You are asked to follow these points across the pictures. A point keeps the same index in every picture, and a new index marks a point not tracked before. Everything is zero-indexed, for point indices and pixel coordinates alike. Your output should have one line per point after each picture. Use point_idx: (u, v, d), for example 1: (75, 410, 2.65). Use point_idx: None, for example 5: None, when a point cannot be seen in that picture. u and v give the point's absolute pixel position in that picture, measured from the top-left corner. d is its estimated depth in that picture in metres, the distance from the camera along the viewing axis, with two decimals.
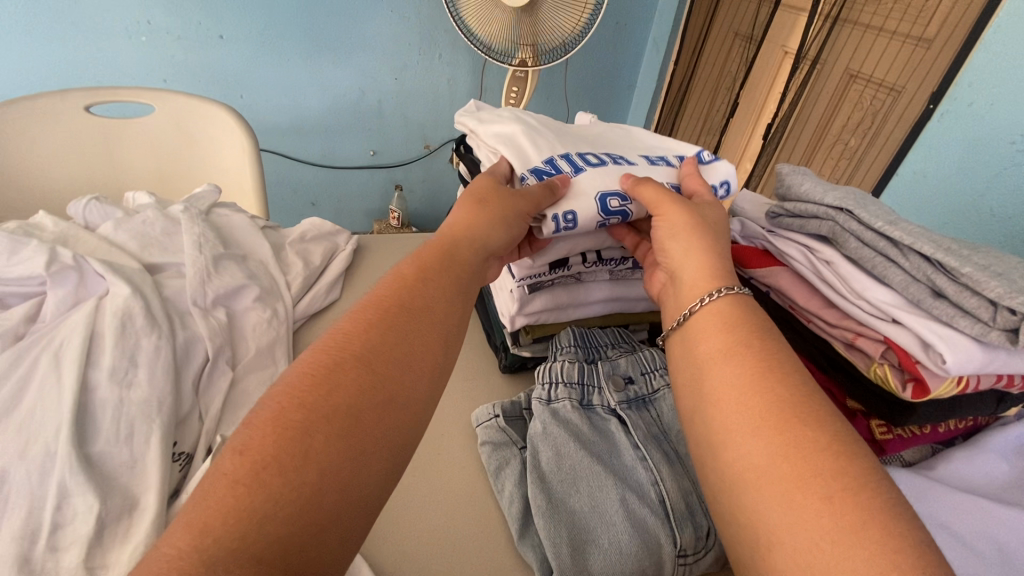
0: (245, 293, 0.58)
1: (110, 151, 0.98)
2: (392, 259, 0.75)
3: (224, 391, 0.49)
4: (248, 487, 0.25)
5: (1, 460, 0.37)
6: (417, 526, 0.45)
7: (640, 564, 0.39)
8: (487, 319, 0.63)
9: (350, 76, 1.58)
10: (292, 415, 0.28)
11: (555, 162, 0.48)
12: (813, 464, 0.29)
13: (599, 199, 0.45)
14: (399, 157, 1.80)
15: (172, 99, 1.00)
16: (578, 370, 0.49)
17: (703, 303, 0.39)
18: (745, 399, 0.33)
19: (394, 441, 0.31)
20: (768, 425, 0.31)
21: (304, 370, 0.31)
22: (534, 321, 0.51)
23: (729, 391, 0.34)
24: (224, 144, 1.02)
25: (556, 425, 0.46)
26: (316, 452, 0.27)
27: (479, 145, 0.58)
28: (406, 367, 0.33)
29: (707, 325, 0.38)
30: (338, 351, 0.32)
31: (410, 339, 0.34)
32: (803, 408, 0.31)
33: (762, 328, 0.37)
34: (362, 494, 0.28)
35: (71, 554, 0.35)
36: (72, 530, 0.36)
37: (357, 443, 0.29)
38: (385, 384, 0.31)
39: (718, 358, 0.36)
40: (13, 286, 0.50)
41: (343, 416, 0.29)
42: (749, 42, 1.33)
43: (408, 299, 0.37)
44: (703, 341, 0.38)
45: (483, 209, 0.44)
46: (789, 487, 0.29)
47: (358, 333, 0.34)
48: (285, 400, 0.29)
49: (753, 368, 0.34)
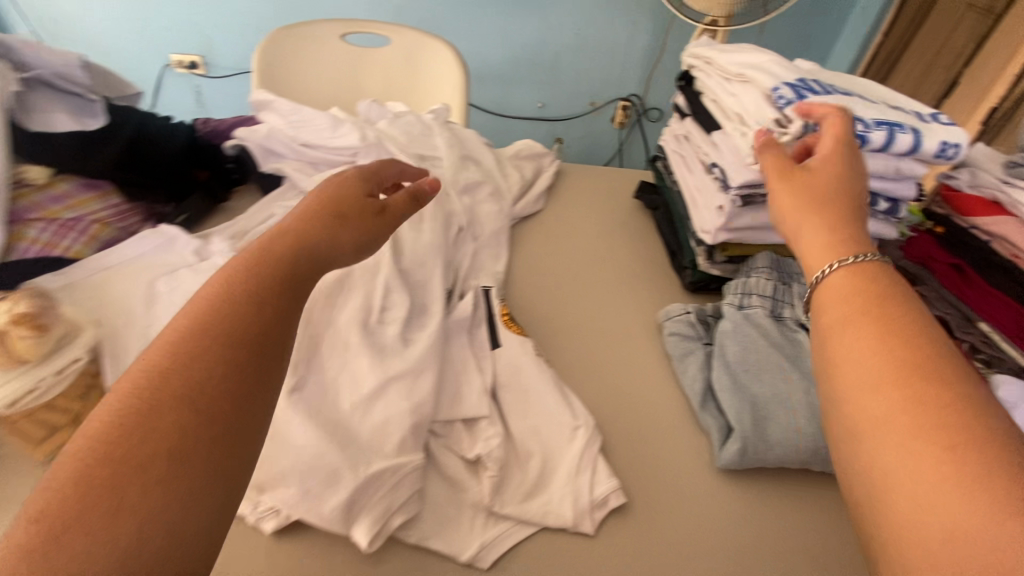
0: (482, 187, 0.71)
1: (353, 75, 1.17)
2: (588, 184, 0.84)
3: (469, 255, 0.63)
4: (49, 537, 0.22)
5: (349, 260, 0.54)
6: (612, 382, 0.55)
7: (815, 442, 0.46)
8: (673, 239, 0.70)
9: (534, 29, 1.66)
10: (112, 446, 0.25)
11: (807, 87, 0.49)
12: (934, 429, 0.26)
13: (846, 118, 0.45)
14: (564, 112, 1.87)
15: (407, 35, 1.15)
16: (773, 286, 0.55)
17: (844, 262, 0.35)
18: (866, 368, 0.30)
19: (229, 459, 0.27)
20: (892, 381, 0.28)
21: (125, 387, 0.27)
22: (733, 238, 0.57)
23: (856, 356, 0.30)
24: (440, 77, 1.16)
25: (747, 326, 0.53)
26: (138, 489, 0.24)
27: (710, 75, 0.59)
28: (244, 373, 0.30)
29: (841, 288, 0.34)
30: (165, 360, 0.29)
31: (251, 350, 0.31)
32: (925, 368, 0.28)
33: (887, 300, 0.32)
34: (191, 530, 0.25)
35: (393, 329, 0.51)
36: (394, 314, 0.51)
37: (188, 472, 0.26)
38: (219, 400, 0.28)
39: (840, 327, 0.32)
40: (334, 153, 0.69)
41: (179, 439, 0.26)
42: (988, 14, 1.18)
43: (255, 309, 0.33)
44: (825, 310, 0.34)
45: (337, 221, 0.42)
46: (902, 435, 0.26)
47: (197, 340, 0.30)
48: (99, 425, 0.26)
49: (896, 336, 0.30)
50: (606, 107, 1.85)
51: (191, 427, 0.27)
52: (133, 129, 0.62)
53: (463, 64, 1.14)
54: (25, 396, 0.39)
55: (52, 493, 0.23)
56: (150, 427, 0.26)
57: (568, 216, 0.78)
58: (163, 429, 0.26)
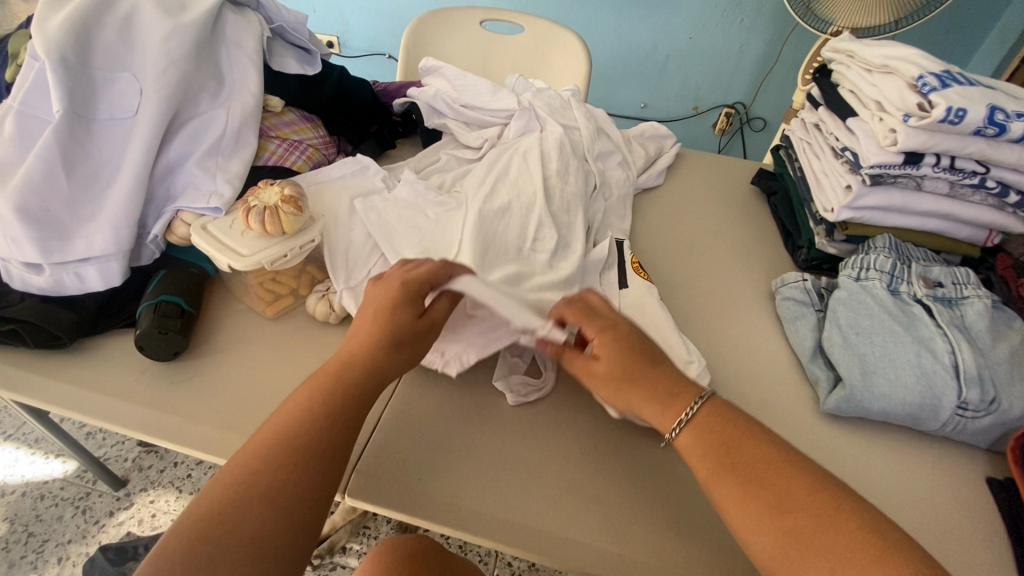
0: (613, 157, 0.79)
1: (484, 59, 1.28)
2: (705, 168, 0.90)
3: (601, 211, 0.71)
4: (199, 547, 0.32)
5: (507, 199, 0.64)
6: (724, 332, 0.61)
7: (921, 398, 0.50)
8: (790, 223, 0.75)
9: (649, 31, 1.72)
10: (232, 494, 0.34)
11: (952, 75, 0.53)
12: (819, 545, 0.33)
13: (988, 108, 0.50)
14: (666, 113, 1.92)
15: (540, 25, 1.24)
16: (891, 264, 0.59)
17: (687, 419, 0.40)
18: (772, 486, 0.35)
19: (319, 491, 0.36)
20: (761, 512, 0.35)
21: (245, 457, 0.36)
22: (857, 218, 0.61)
23: (733, 487, 0.36)
24: (564, 66, 1.25)
25: (862, 295, 0.57)
26: (258, 517, 0.33)
27: (849, 66, 0.64)
28: (335, 432, 0.38)
29: (686, 447, 0.40)
30: (274, 437, 0.37)
31: (342, 410, 0.39)
32: (793, 497, 0.35)
33: (747, 440, 0.39)
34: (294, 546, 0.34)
35: (542, 256, 0.60)
36: (543, 244, 0.60)
37: (292, 508, 0.34)
38: (315, 454, 0.37)
39: (714, 468, 0.38)
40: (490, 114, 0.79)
41: (281, 488, 0.35)
42: None
43: (344, 378, 0.40)
44: (691, 452, 0.39)
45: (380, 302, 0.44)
46: (795, 550, 0.33)
47: (301, 417, 0.38)
48: (229, 478, 0.35)
49: (775, 460, 0.37)
50: (710, 113, 1.87)
51: (299, 472, 0.36)
52: (335, 80, 0.75)
53: (587, 51, 1.22)
54: (280, 257, 0.52)
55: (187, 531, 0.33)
56: (253, 486, 0.35)
57: (685, 193, 0.84)
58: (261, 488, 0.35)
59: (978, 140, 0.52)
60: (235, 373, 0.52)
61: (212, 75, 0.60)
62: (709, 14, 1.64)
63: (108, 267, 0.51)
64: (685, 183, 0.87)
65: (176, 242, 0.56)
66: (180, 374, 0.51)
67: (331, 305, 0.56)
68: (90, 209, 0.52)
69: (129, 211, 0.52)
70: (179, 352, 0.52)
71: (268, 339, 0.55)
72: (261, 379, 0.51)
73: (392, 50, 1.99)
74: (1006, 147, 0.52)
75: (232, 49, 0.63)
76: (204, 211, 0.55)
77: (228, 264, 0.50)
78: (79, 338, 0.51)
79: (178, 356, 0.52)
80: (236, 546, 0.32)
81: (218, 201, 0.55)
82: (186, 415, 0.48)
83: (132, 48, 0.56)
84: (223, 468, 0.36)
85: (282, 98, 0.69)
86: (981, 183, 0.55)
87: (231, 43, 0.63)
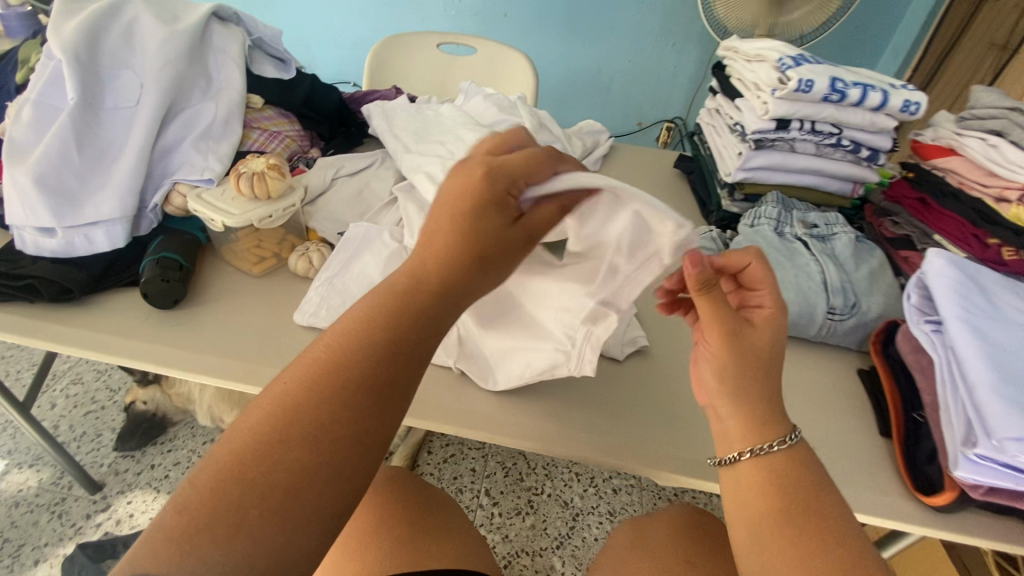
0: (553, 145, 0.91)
1: (442, 78, 1.40)
2: (636, 157, 1.04)
3: None
4: (204, 525, 0.31)
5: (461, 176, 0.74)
6: (648, 277, 0.73)
7: (800, 308, 0.62)
8: (704, 192, 0.88)
9: (593, 56, 1.91)
10: (242, 463, 0.33)
11: (805, 58, 0.68)
12: None
13: (829, 79, 0.64)
14: (614, 129, 2.10)
15: (491, 46, 1.38)
16: (777, 212, 0.71)
17: (755, 450, 0.41)
18: (817, 526, 0.37)
19: (343, 471, 0.34)
20: (806, 551, 0.36)
21: (259, 417, 0.34)
22: (749, 178, 0.74)
23: (773, 524, 0.38)
24: (514, 80, 1.38)
25: (755, 237, 0.70)
26: (268, 503, 0.32)
27: (736, 59, 0.79)
28: (355, 397, 0.35)
29: (744, 473, 0.41)
30: (290, 397, 0.35)
31: (361, 369, 0.36)
32: (832, 547, 0.36)
33: (806, 493, 0.39)
34: (314, 517, 0.33)
35: None
36: None
37: (301, 493, 0.33)
38: (335, 420, 0.34)
39: (766, 509, 0.39)
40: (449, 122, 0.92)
41: (300, 466, 0.33)
42: (1004, 50, 1.36)
43: (367, 330, 0.37)
44: (748, 487, 0.41)
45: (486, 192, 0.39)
46: None
47: (322, 374, 0.35)
48: (242, 445, 0.33)
49: (829, 514, 0.38)
50: (652, 127, 2.06)
51: (313, 436, 0.34)
52: (309, 84, 0.85)
53: (535, 68, 1.36)
54: (265, 218, 0.62)
55: (191, 503, 0.32)
56: (269, 461, 0.33)
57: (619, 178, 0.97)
58: (314, 409, 0.34)
59: (827, 106, 0.66)
60: (228, 316, 0.60)
61: (201, 73, 0.70)
62: (646, 40, 1.84)
63: (113, 229, 0.59)
64: (618, 169, 1.00)
65: (173, 212, 0.64)
66: (179, 318, 0.59)
67: (310, 261, 0.66)
68: (97, 181, 0.60)
69: (132, 182, 0.60)
70: (177, 301, 0.59)
71: (255, 292, 0.64)
72: (251, 320, 0.60)
73: (358, 77, 2.12)
74: (851, 110, 0.67)
75: (218, 52, 0.73)
76: (198, 183, 0.64)
77: (221, 221, 0.59)
78: (87, 292, 0.59)
79: (176, 305, 0.60)
80: (271, 495, 0.32)
81: (210, 175, 0.64)
82: (186, 347, 0.55)
83: (133, 50, 0.66)
84: (242, 429, 0.34)
85: (262, 97, 0.79)
86: (839, 142, 0.70)
87: (217, 48, 0.73)
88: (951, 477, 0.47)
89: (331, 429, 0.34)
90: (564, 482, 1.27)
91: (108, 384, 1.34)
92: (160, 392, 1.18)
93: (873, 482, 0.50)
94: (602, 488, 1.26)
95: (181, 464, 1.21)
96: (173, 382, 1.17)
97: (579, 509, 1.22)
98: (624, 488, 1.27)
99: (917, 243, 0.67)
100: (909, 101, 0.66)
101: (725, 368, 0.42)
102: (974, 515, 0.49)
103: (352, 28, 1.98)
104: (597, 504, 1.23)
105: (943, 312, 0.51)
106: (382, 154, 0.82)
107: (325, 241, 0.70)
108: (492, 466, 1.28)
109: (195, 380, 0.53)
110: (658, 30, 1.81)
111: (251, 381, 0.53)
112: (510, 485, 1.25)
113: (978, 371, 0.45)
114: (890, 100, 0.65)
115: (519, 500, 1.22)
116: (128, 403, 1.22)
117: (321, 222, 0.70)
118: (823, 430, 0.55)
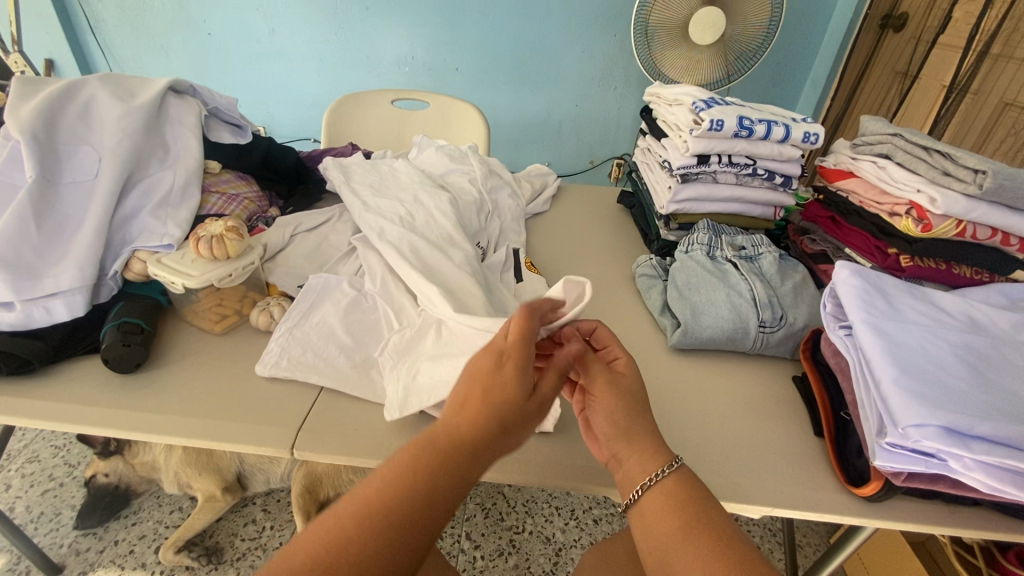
0: (503, 190, 0.97)
1: (397, 132, 1.48)
2: (583, 195, 1.11)
3: (496, 229, 0.88)
4: None
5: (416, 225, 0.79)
6: (598, 306, 0.77)
7: (734, 324, 0.67)
8: (646, 223, 0.94)
9: (542, 103, 2.02)
10: (325, 563, 0.33)
11: (715, 100, 0.76)
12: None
13: (737, 118, 0.72)
14: (568, 168, 2.20)
15: (442, 100, 1.46)
16: (708, 238, 0.78)
17: (650, 482, 0.45)
18: (708, 539, 0.41)
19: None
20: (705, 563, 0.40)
21: (351, 516, 0.35)
22: (681, 209, 0.81)
23: (677, 549, 0.42)
24: (467, 130, 1.46)
25: (690, 262, 0.76)
26: None
27: (659, 104, 0.88)
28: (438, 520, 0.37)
29: (648, 509, 0.45)
30: (381, 503, 0.36)
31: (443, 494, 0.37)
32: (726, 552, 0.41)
33: (693, 509, 0.44)
34: None
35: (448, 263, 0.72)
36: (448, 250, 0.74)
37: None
38: (416, 536, 0.36)
39: (669, 537, 0.43)
40: None
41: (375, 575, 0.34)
42: (905, 78, 1.53)
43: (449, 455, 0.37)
44: (651, 523, 0.44)
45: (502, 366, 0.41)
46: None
47: (411, 484, 0.36)
48: (330, 539, 0.34)
49: (717, 528, 0.42)
50: (604, 164, 2.17)
51: (390, 552, 0.35)
52: (264, 147, 0.90)
53: (484, 118, 1.45)
54: (226, 277, 0.64)
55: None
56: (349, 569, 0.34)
57: (568, 216, 1.03)
58: (400, 524, 0.35)
59: (739, 141, 0.74)
60: (191, 376, 0.61)
61: (159, 145, 0.74)
62: (590, 86, 1.97)
63: (73, 299, 0.60)
64: (567, 207, 1.07)
65: (133, 277, 0.66)
66: (141, 381, 0.60)
67: (271, 315, 0.68)
68: (57, 253, 0.62)
69: (92, 252, 0.62)
70: (140, 365, 0.61)
71: (217, 350, 0.66)
72: (214, 378, 0.61)
73: (318, 134, 2.19)
74: (760, 144, 0.75)
75: (175, 124, 0.77)
76: (159, 248, 0.66)
77: (181, 283, 0.61)
78: (46, 363, 0.60)
79: (138, 369, 0.61)
80: None
81: (171, 240, 0.67)
82: (149, 408, 0.56)
83: (91, 127, 0.69)
84: (330, 521, 0.35)
85: (219, 162, 0.83)
86: (755, 171, 0.77)
87: (174, 119, 0.77)
88: (875, 467, 0.51)
89: (376, 560, 0.34)
90: (545, 517, 1.27)
91: (67, 459, 1.29)
92: (123, 462, 1.15)
93: (812, 479, 0.54)
94: (583, 520, 1.27)
95: (146, 537, 1.16)
96: (136, 451, 1.14)
97: (561, 543, 1.21)
98: (605, 517, 1.28)
99: (832, 256, 0.74)
100: (807, 134, 0.75)
101: (613, 410, 0.49)
102: (903, 501, 0.53)
103: (310, 89, 2.06)
104: (579, 537, 1.23)
105: (851, 318, 0.57)
106: (340, 208, 0.86)
107: (286, 295, 0.73)
108: (471, 509, 1.27)
109: (159, 441, 0.54)
110: (600, 76, 1.94)
111: (215, 437, 0.54)
112: (490, 526, 1.24)
113: (882, 368, 0.50)
114: (792, 133, 0.74)
115: (501, 540, 1.21)
116: (89, 477, 1.17)
117: (281, 277, 0.73)
118: (766, 433, 0.59)
